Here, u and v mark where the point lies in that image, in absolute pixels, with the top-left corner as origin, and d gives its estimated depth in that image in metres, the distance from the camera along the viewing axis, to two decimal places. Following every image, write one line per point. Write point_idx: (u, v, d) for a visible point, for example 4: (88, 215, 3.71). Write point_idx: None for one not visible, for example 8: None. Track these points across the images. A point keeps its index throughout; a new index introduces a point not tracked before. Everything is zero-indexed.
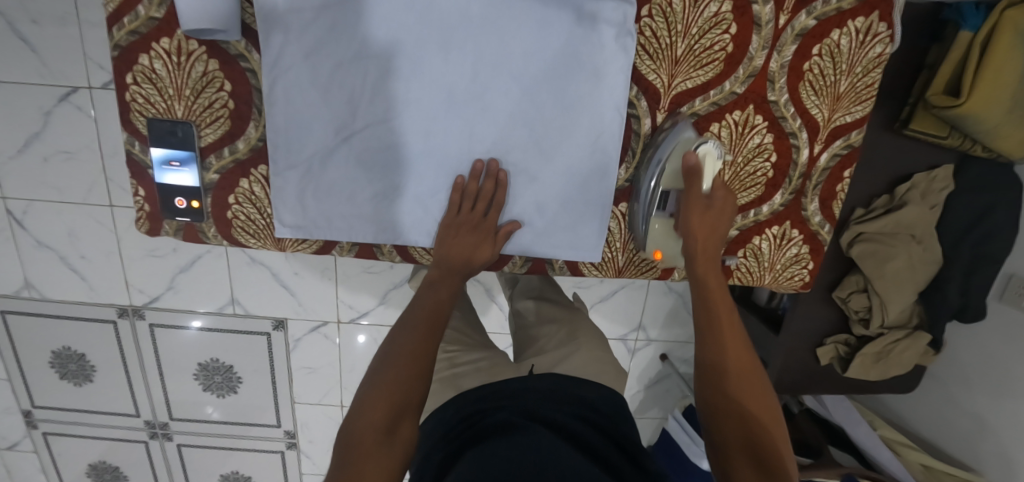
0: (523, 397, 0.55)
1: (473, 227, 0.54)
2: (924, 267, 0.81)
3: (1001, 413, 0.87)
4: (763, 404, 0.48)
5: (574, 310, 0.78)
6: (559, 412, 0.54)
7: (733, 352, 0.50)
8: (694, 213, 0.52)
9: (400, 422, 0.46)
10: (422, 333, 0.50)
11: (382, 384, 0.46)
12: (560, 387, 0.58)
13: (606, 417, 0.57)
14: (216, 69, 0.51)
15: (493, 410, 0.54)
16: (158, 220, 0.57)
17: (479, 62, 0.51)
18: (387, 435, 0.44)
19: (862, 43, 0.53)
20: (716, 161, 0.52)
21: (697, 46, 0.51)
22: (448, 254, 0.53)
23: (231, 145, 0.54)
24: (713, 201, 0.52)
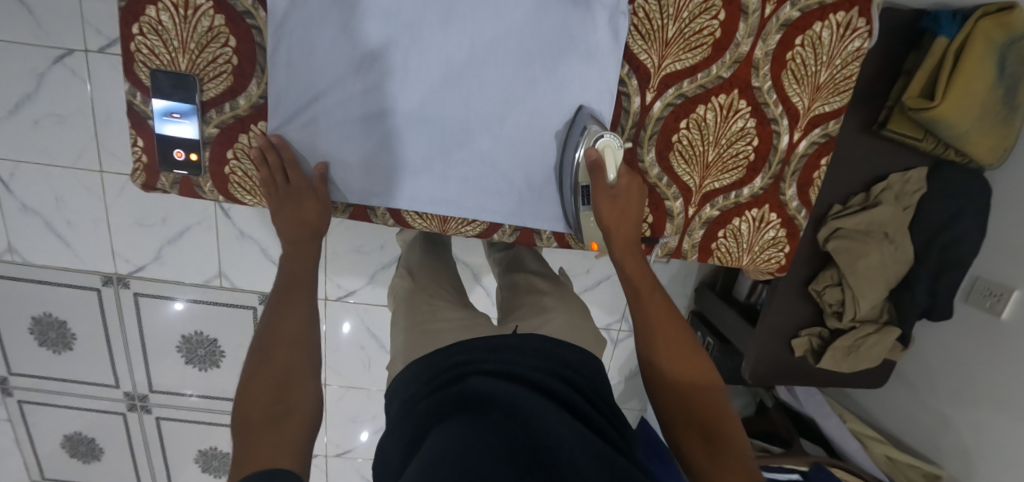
0: (505, 356, 0.56)
1: (302, 193, 0.55)
2: (894, 265, 0.85)
3: (962, 411, 0.90)
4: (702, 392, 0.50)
5: (558, 281, 0.80)
6: (536, 370, 0.55)
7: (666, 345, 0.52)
8: (602, 201, 0.53)
9: (286, 395, 0.47)
10: (299, 311, 0.52)
11: (268, 365, 0.48)
12: (540, 348, 0.59)
13: (580, 371, 0.58)
14: (222, 25, 0.52)
15: (471, 371, 0.55)
16: (155, 172, 0.58)
17: (478, 33, 0.53)
18: (278, 403, 0.46)
19: (842, 37, 0.56)
20: (618, 151, 0.52)
21: (687, 30, 0.54)
22: (287, 234, 0.55)
23: (232, 102, 0.55)
24: (618, 191, 0.54)
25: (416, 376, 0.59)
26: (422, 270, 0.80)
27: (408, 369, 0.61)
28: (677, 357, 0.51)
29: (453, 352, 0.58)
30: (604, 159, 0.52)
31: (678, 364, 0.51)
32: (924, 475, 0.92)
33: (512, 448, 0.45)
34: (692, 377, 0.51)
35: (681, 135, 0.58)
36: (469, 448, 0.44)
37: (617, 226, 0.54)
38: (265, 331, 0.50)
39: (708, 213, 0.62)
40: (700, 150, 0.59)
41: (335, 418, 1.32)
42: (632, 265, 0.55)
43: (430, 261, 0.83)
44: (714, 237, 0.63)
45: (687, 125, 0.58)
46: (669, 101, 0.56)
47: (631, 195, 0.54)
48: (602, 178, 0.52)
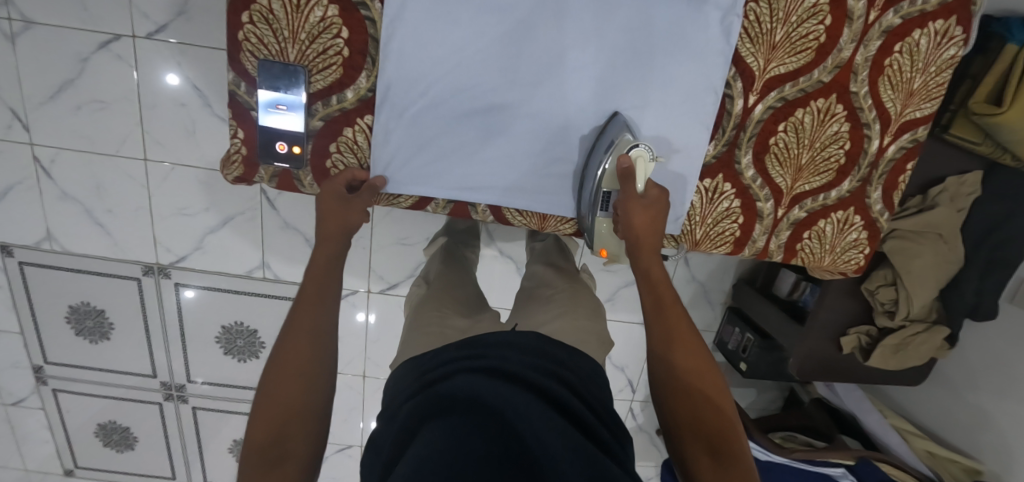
0: (500, 353, 0.56)
1: (334, 203, 0.56)
2: (948, 265, 0.85)
3: (1003, 407, 0.90)
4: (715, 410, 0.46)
5: (576, 278, 0.82)
6: (531, 367, 0.55)
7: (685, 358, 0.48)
8: (634, 210, 0.53)
9: (289, 435, 0.48)
10: (308, 332, 0.52)
11: (276, 396, 0.49)
12: (531, 344, 0.59)
13: (573, 371, 0.58)
14: (335, 15, 0.51)
15: (460, 369, 0.54)
16: (254, 164, 0.58)
17: (591, 32, 0.53)
18: (278, 446, 0.47)
19: (939, 44, 0.57)
20: (650, 163, 0.53)
21: (794, 34, 0.55)
22: (324, 215, 0.55)
23: (340, 94, 0.55)
24: (650, 200, 0.54)
25: (407, 374, 0.61)
26: (440, 279, 0.87)
27: (402, 365, 0.64)
28: (694, 370, 0.48)
29: (444, 354, 0.59)
30: (637, 168, 0.53)
31: (692, 378, 0.48)
32: (963, 470, 0.93)
33: (498, 452, 0.43)
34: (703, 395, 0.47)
35: (778, 137, 0.59)
36: (463, 453, 0.42)
37: (644, 232, 0.53)
38: (278, 359, 0.50)
39: (796, 214, 0.63)
40: (794, 153, 0.60)
41: (371, 408, 1.32)
42: (657, 275, 0.53)
43: (450, 269, 0.91)
44: (799, 238, 0.64)
45: (785, 128, 0.59)
46: (769, 104, 0.57)
47: (660, 205, 0.54)
48: (632, 186, 0.53)
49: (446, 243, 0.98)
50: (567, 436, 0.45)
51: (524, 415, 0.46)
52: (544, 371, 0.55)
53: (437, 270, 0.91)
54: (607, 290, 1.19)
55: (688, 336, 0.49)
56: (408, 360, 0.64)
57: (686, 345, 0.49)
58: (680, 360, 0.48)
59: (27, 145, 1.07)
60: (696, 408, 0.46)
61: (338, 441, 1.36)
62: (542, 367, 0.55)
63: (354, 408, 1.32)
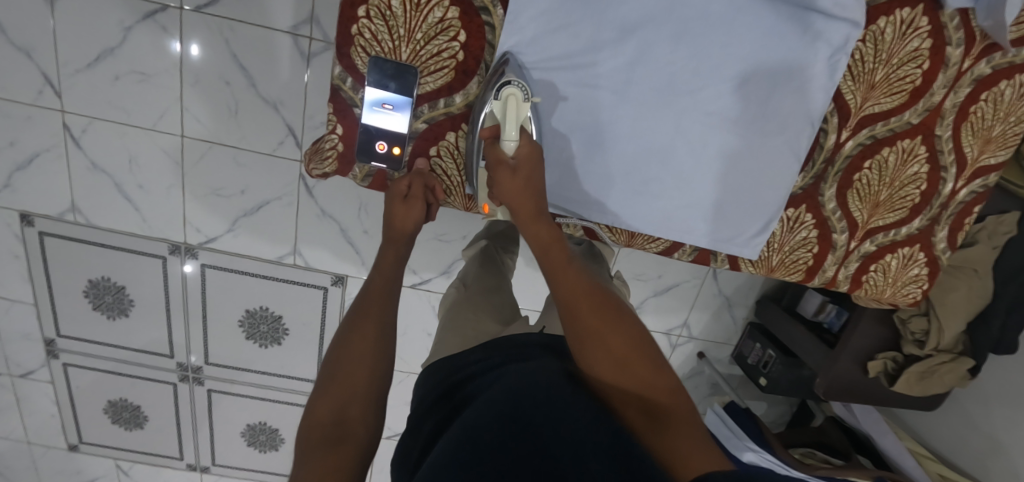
0: (528, 351, 0.59)
1: (402, 201, 0.56)
2: (977, 300, 0.90)
3: (1016, 438, 0.94)
4: (637, 366, 0.48)
5: None
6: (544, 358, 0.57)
7: (591, 327, 0.49)
8: (501, 176, 0.51)
9: (348, 416, 0.48)
10: (372, 322, 0.53)
11: (337, 382, 0.50)
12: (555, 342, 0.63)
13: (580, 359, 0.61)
14: (454, 18, 0.51)
15: (474, 371, 0.58)
16: (349, 162, 0.57)
17: (703, 58, 0.54)
18: (338, 423, 0.47)
19: (1021, 96, 0.60)
20: (522, 101, 0.51)
21: (893, 75, 0.57)
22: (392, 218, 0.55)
23: (448, 98, 0.55)
24: (518, 158, 0.51)
25: (433, 375, 0.65)
26: (476, 282, 0.88)
27: (428, 366, 0.68)
28: (601, 337, 0.48)
29: (468, 355, 0.63)
30: (507, 107, 0.51)
31: (603, 346, 0.48)
32: None
33: (519, 435, 0.45)
34: (622, 358, 0.48)
35: (862, 174, 0.61)
36: (492, 424, 0.46)
37: (521, 198, 0.50)
38: (337, 352, 0.52)
39: (867, 247, 0.65)
40: (875, 189, 0.62)
41: (391, 402, 1.32)
42: (548, 238, 0.51)
43: (487, 273, 0.91)
44: (866, 270, 0.66)
45: (870, 165, 0.60)
46: (859, 141, 0.59)
47: (531, 162, 0.51)
48: (498, 145, 0.52)
49: (483, 245, 0.97)
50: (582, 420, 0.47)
51: (549, 399, 0.48)
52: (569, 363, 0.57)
53: (464, 268, 0.92)
54: (637, 298, 1.21)
55: (591, 295, 0.50)
56: (431, 367, 0.67)
57: (589, 310, 0.49)
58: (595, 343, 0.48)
59: (57, 111, 1.03)
60: (618, 376, 0.48)
61: None
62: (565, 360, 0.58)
63: None
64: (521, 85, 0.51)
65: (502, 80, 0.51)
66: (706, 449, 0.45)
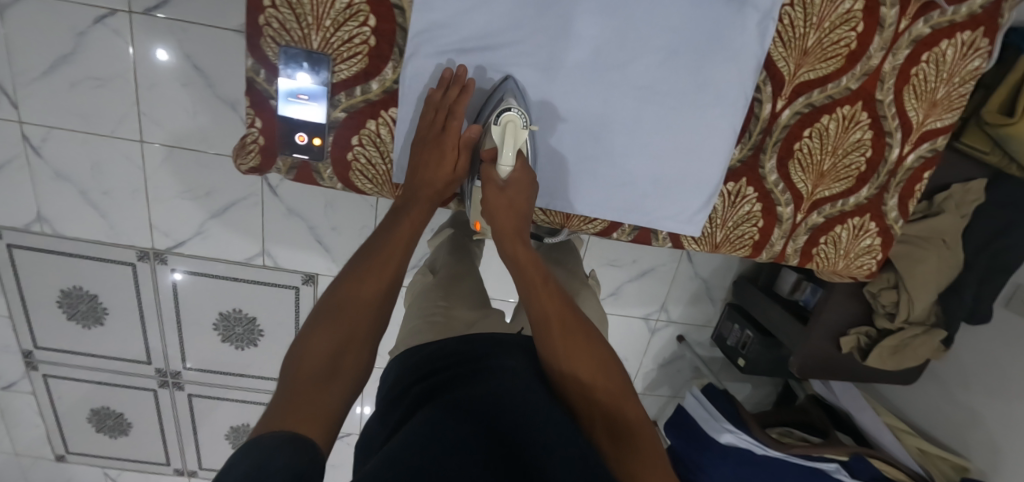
0: (505, 347, 0.56)
1: (434, 137, 0.53)
2: (948, 270, 0.88)
3: (992, 408, 0.94)
4: (605, 388, 0.48)
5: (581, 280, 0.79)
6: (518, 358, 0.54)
7: (564, 345, 0.49)
8: (489, 192, 0.52)
9: (344, 349, 0.45)
10: (384, 267, 0.51)
11: (326, 327, 0.46)
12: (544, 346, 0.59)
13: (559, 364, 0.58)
14: (362, 2, 0.50)
15: (451, 360, 0.55)
16: (272, 155, 0.56)
17: (628, 30, 0.52)
18: (331, 360, 0.44)
19: (965, 55, 0.58)
20: (521, 128, 0.52)
21: (826, 40, 0.55)
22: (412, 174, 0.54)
23: (365, 85, 0.53)
24: (508, 183, 0.53)
25: (408, 358, 0.61)
26: (446, 269, 0.84)
27: (395, 361, 0.64)
28: (572, 358, 0.48)
29: (443, 343, 0.60)
30: (505, 134, 0.52)
31: (576, 366, 0.48)
32: (951, 467, 0.97)
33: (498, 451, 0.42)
34: (592, 378, 0.48)
35: (803, 143, 0.59)
36: (477, 438, 0.42)
37: (504, 216, 0.52)
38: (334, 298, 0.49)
39: (814, 219, 0.64)
40: (817, 158, 0.60)
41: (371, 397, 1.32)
42: (522, 256, 0.52)
43: (457, 261, 0.86)
44: (816, 243, 0.65)
45: (810, 133, 0.59)
46: (797, 109, 0.57)
47: (520, 186, 0.53)
48: (491, 170, 0.53)
49: (451, 233, 0.93)
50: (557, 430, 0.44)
51: (534, 419, 0.44)
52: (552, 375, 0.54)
53: (433, 253, 0.89)
54: (612, 285, 1.19)
55: (564, 318, 0.50)
56: (402, 352, 0.64)
57: (561, 335, 0.49)
58: (568, 362, 0.48)
59: (15, 122, 1.02)
60: (588, 390, 0.48)
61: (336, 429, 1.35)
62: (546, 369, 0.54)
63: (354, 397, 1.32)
64: (520, 112, 0.52)
65: (501, 106, 0.52)
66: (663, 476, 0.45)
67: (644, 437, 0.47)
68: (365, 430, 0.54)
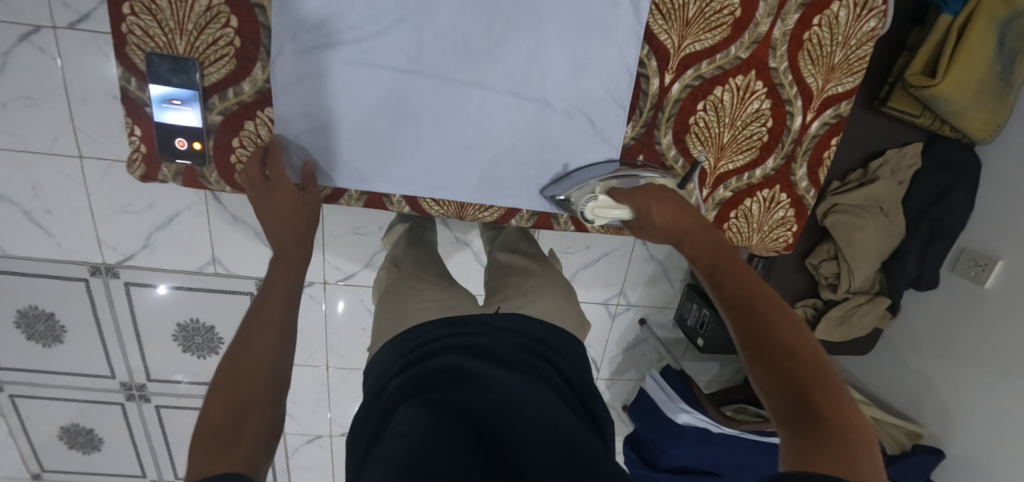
0: (495, 334, 0.56)
1: (277, 178, 0.51)
2: (888, 238, 0.87)
3: (944, 374, 0.95)
4: (812, 374, 0.37)
5: (546, 262, 0.77)
6: (514, 344, 0.55)
7: (764, 315, 0.41)
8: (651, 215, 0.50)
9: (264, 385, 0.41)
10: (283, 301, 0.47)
11: (246, 351, 0.42)
12: (521, 326, 0.59)
13: (550, 351, 0.58)
14: (221, 3, 0.49)
15: (437, 350, 0.52)
16: (156, 162, 0.56)
17: (498, 11, 0.51)
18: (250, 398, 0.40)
19: (859, 16, 0.56)
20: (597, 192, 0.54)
21: (708, 9, 0.53)
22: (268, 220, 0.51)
23: (236, 87, 0.53)
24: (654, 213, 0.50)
25: (391, 351, 0.59)
26: (406, 259, 0.78)
27: (379, 352, 0.61)
28: (772, 326, 0.40)
29: (421, 334, 0.57)
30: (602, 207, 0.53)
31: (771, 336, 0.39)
32: (906, 434, 0.96)
33: (477, 440, 0.42)
34: (792, 354, 0.38)
35: (697, 117, 0.58)
36: (443, 432, 0.41)
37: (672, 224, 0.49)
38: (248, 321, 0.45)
39: (721, 194, 0.63)
40: (715, 131, 0.59)
41: (338, 397, 1.33)
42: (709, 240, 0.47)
43: (418, 250, 0.82)
44: (726, 218, 0.64)
45: (704, 107, 0.58)
46: (686, 82, 0.56)
47: (675, 208, 0.50)
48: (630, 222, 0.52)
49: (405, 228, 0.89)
50: (550, 421, 0.44)
51: (522, 412, 0.44)
52: (530, 354, 0.54)
53: (392, 249, 0.84)
54: (567, 272, 1.18)
55: (758, 293, 0.42)
56: (382, 348, 0.61)
57: (755, 303, 0.42)
58: (767, 326, 0.40)
59: None
60: (777, 363, 0.38)
61: (306, 431, 1.36)
62: (529, 350, 0.55)
63: (320, 399, 1.32)
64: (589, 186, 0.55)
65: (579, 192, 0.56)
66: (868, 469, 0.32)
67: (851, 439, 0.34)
68: (354, 426, 0.52)
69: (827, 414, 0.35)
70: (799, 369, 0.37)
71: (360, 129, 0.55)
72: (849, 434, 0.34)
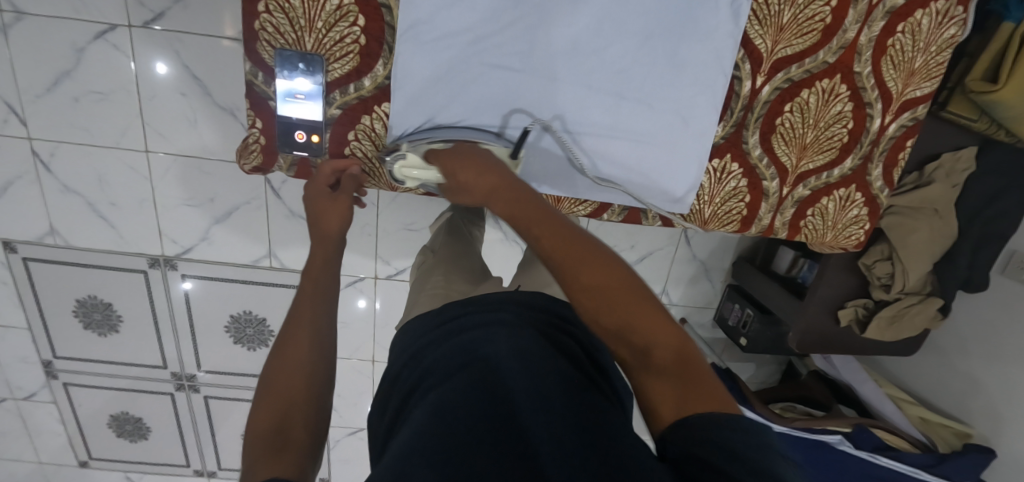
0: (506, 305, 0.56)
1: (325, 199, 0.58)
2: (942, 240, 0.89)
3: (992, 374, 0.97)
4: (641, 316, 0.41)
5: None
6: (524, 316, 0.54)
7: (580, 272, 0.43)
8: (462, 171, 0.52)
9: (291, 417, 0.42)
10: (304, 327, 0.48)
11: (279, 372, 0.45)
12: (536, 299, 0.58)
13: (560, 317, 0.57)
14: (351, 3, 0.52)
15: (447, 333, 0.53)
16: (273, 153, 0.59)
17: (607, 13, 0.54)
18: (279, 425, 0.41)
19: (940, 24, 0.59)
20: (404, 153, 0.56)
21: (802, 15, 0.56)
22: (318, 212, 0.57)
23: (357, 82, 0.56)
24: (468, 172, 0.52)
25: (412, 329, 0.60)
26: (443, 247, 0.81)
27: (404, 327, 0.63)
28: (592, 283, 0.42)
29: (448, 310, 0.59)
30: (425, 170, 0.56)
31: (597, 292, 0.42)
32: (955, 434, 0.99)
33: (494, 410, 0.41)
34: (615, 301, 0.42)
35: (784, 118, 0.61)
36: (445, 400, 0.42)
37: (484, 186, 0.51)
38: (282, 346, 0.47)
39: (800, 192, 0.65)
40: (799, 132, 0.62)
41: None
42: (523, 203, 0.48)
43: (455, 238, 0.84)
44: (803, 215, 0.67)
45: (791, 108, 0.60)
46: (776, 84, 0.59)
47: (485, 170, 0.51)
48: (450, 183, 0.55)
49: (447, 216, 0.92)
50: (562, 397, 0.43)
51: (535, 389, 0.43)
52: (547, 328, 0.53)
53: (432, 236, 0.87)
54: None
55: (575, 250, 0.44)
56: (408, 322, 0.63)
57: (570, 264, 0.44)
58: (587, 287, 0.42)
59: (25, 139, 1.03)
60: (607, 319, 0.42)
61: (348, 425, 1.38)
62: (541, 322, 0.54)
63: (363, 392, 1.35)
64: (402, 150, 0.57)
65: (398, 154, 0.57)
66: (711, 391, 0.38)
67: (685, 363, 0.40)
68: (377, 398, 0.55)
69: (665, 353, 0.40)
70: (630, 314, 0.41)
71: (469, 128, 0.59)
72: (679, 361, 0.40)
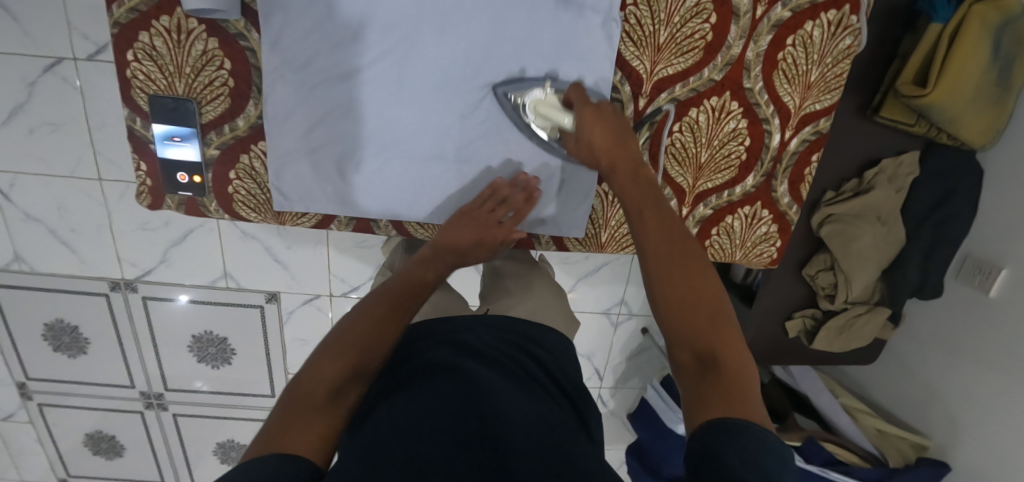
0: (484, 328, 0.56)
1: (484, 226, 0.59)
2: (888, 247, 0.86)
3: (949, 383, 0.93)
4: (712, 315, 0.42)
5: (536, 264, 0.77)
6: (503, 342, 0.55)
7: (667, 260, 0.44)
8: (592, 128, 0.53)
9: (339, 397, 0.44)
10: (365, 324, 0.50)
11: (332, 357, 0.46)
12: (503, 321, 0.59)
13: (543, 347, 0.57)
14: (216, 48, 0.52)
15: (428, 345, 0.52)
16: (160, 195, 0.59)
17: (474, 43, 0.54)
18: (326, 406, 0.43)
19: (834, 35, 0.56)
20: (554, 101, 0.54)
21: (678, 34, 0.54)
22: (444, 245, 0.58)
23: (232, 123, 0.56)
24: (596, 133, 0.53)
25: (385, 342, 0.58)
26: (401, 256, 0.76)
27: None
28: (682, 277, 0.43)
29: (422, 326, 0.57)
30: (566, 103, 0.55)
31: (683, 282, 0.43)
32: (911, 445, 0.96)
33: (473, 426, 0.42)
34: (694, 297, 0.43)
35: (674, 137, 0.59)
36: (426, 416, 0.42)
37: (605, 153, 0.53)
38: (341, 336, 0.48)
39: (701, 211, 0.64)
40: (692, 151, 0.60)
41: None
42: (634, 188, 0.51)
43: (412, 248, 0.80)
44: (708, 234, 0.66)
45: (680, 128, 0.59)
46: (661, 104, 0.58)
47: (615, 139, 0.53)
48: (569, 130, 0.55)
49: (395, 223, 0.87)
50: (540, 418, 0.44)
51: (520, 408, 0.45)
52: (517, 349, 0.54)
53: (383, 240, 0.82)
54: (567, 282, 1.18)
55: (671, 241, 0.46)
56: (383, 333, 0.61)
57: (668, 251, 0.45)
58: (673, 275, 0.44)
59: None
60: (680, 314, 0.42)
61: None
62: (523, 350, 0.55)
63: None
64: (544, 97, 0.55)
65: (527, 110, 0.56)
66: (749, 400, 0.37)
67: (737, 373, 0.39)
68: None
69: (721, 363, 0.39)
70: (701, 317, 0.42)
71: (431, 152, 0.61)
72: (733, 374, 0.39)
